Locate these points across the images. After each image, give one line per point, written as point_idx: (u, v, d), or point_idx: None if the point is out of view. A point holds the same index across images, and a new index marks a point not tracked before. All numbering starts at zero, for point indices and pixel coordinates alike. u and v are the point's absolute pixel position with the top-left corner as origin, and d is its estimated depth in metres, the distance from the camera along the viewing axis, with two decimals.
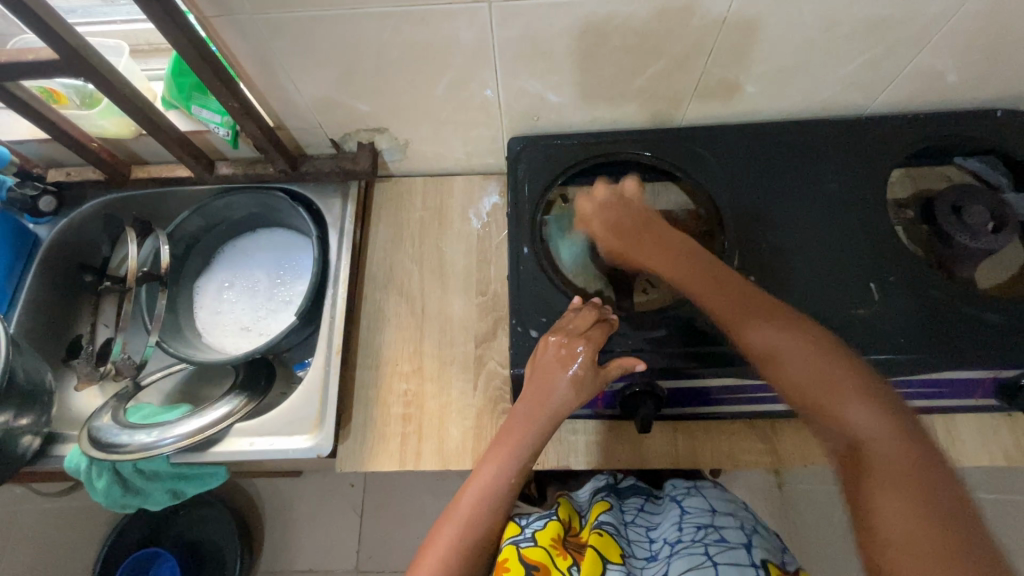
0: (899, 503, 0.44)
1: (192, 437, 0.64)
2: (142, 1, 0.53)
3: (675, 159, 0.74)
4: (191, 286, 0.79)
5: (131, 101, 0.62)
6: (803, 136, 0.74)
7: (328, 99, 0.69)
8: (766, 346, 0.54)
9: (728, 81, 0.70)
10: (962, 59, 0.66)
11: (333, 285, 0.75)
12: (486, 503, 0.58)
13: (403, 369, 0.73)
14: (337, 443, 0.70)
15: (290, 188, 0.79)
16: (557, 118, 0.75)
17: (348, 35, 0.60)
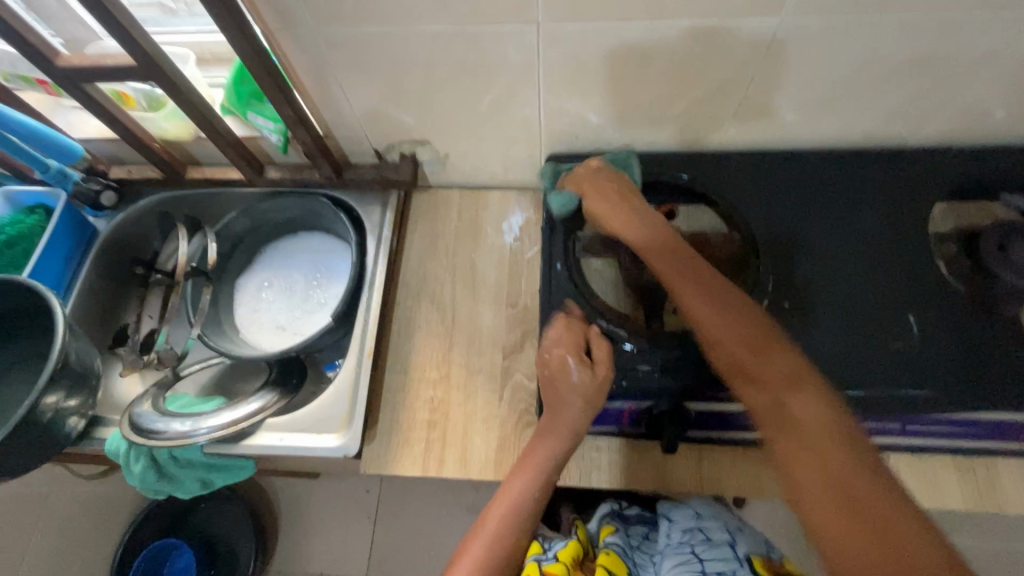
0: (821, 484, 0.45)
1: (227, 429, 0.65)
2: (215, 16, 0.55)
3: (713, 182, 0.71)
4: (234, 282, 0.82)
5: (194, 105, 0.65)
6: (854, 166, 0.70)
7: (376, 110, 0.71)
8: (710, 322, 0.54)
9: (771, 110, 0.67)
10: (1014, 95, 0.63)
11: (367, 289, 0.75)
12: (511, 524, 0.56)
13: (430, 376, 0.72)
14: (363, 443, 0.69)
15: (334, 195, 0.81)
16: (601, 137, 0.73)
17: (402, 50, 0.61)
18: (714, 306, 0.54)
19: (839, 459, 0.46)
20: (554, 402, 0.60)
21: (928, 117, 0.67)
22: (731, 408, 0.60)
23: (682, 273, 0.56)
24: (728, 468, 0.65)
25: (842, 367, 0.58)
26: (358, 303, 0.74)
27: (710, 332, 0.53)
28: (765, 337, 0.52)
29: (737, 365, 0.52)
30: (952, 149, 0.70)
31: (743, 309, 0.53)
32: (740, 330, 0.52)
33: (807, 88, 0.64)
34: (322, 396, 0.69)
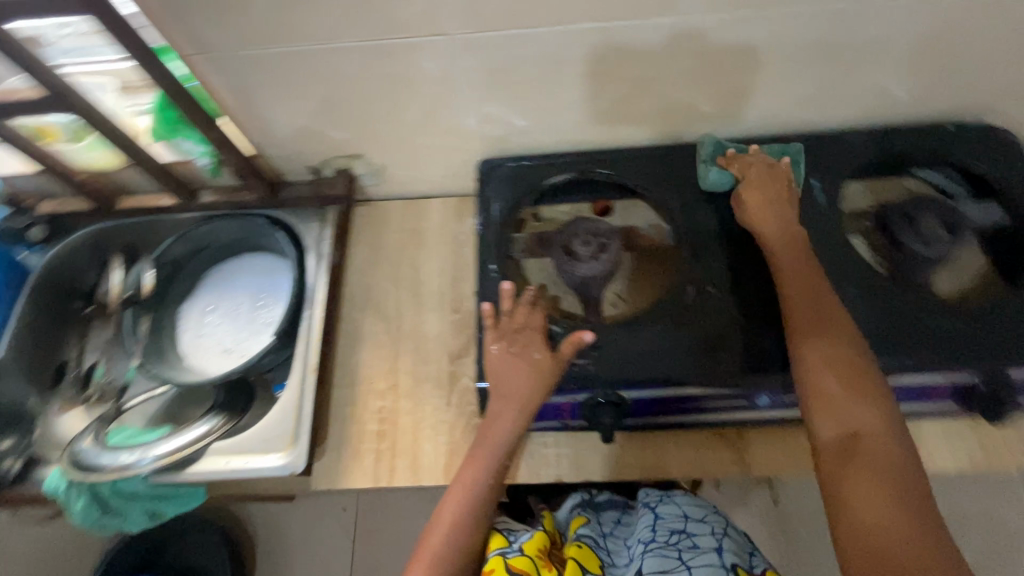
0: (876, 506, 0.43)
1: (170, 457, 0.65)
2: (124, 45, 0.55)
3: (638, 176, 0.73)
4: (175, 307, 0.80)
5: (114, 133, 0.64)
6: (769, 151, 0.73)
7: (304, 128, 0.71)
8: (816, 369, 0.52)
9: (687, 104, 0.70)
10: (907, 77, 0.67)
11: (310, 305, 0.75)
12: (461, 525, 0.56)
13: (378, 387, 0.72)
14: (313, 459, 0.69)
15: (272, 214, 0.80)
16: (529, 141, 0.75)
17: (320, 68, 0.62)
18: (830, 357, 0.52)
19: (915, 520, 0.42)
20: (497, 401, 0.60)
21: (836, 100, 0.70)
22: (665, 394, 0.62)
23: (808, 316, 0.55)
24: (670, 451, 0.67)
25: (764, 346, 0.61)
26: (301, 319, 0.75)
27: (819, 380, 0.51)
28: (861, 376, 0.51)
29: (837, 410, 0.49)
30: (864, 130, 0.74)
31: (858, 372, 0.51)
32: (843, 357, 0.52)
33: (716, 81, 0.66)
34: (267, 415, 0.69)
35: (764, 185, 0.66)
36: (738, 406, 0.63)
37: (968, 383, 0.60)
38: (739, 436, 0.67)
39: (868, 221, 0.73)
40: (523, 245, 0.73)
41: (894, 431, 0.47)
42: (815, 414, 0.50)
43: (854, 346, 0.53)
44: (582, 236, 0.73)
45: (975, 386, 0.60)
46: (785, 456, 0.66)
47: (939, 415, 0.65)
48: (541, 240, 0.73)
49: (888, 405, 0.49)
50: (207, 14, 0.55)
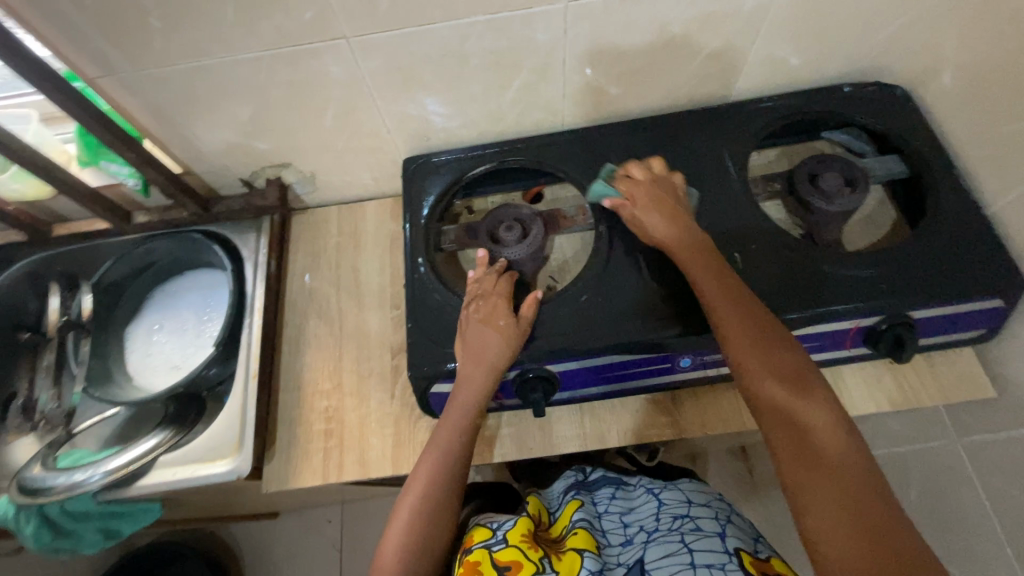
0: (822, 498, 0.49)
1: (119, 472, 0.66)
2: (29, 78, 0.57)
3: (558, 159, 0.76)
4: (122, 329, 0.83)
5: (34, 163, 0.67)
6: (677, 124, 0.77)
7: (228, 143, 0.74)
8: (755, 361, 0.56)
9: (595, 87, 0.73)
10: (798, 46, 0.71)
11: (248, 315, 0.76)
12: (433, 495, 0.59)
13: (322, 387, 0.74)
14: (263, 459, 0.71)
15: (206, 229, 0.82)
16: (448, 137, 0.78)
17: (227, 81, 0.65)
18: (788, 376, 0.55)
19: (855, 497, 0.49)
20: (467, 365, 0.63)
21: (730, 74, 0.74)
22: (598, 363, 0.66)
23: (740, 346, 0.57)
24: (603, 418, 0.72)
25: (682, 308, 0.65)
26: (240, 331, 0.76)
27: (782, 395, 0.54)
28: (801, 370, 0.55)
29: (788, 409, 0.53)
30: (764, 100, 0.78)
31: (794, 376, 0.55)
32: (775, 354, 0.56)
33: (616, 61, 0.69)
34: (214, 425, 0.71)
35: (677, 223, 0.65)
36: (665, 368, 0.68)
37: (874, 325, 0.65)
38: (671, 402, 0.72)
39: (779, 181, 0.74)
40: (452, 237, 0.75)
41: (832, 417, 0.53)
42: (772, 417, 0.54)
43: (782, 340, 0.57)
44: (507, 222, 0.72)
45: (881, 327, 0.65)
46: (717, 419, 0.71)
47: (849, 356, 0.71)
48: (468, 230, 0.74)
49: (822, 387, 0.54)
50: (106, 38, 0.58)
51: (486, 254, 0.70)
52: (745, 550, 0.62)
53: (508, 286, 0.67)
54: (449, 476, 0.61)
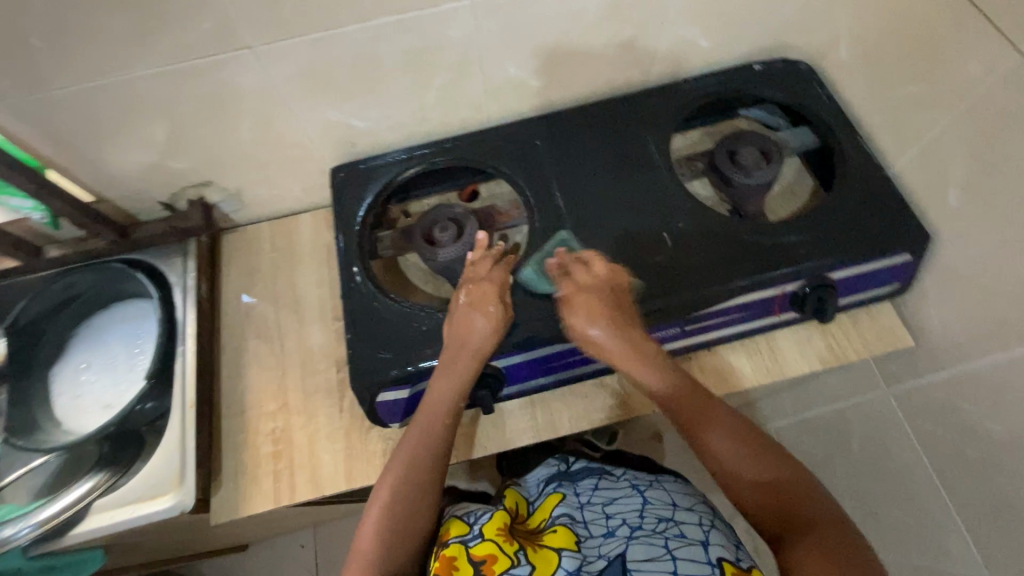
0: (817, 565, 0.49)
1: (46, 525, 0.65)
2: (137, 79, 0.60)
3: (669, 110, 0.79)
4: (46, 373, 0.77)
5: (120, 175, 0.72)
6: (791, 69, 0.80)
7: (232, 86, 0.64)
8: (713, 433, 0.58)
9: (685, 41, 0.76)
10: (860, 25, 0.74)
11: (181, 342, 0.74)
12: (397, 514, 0.58)
13: (268, 409, 0.73)
14: (209, 494, 0.69)
15: (129, 258, 0.78)
16: (529, 104, 0.79)
17: (132, 100, 0.63)
18: (743, 447, 0.57)
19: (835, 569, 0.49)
20: (463, 334, 0.62)
21: (723, 30, 0.76)
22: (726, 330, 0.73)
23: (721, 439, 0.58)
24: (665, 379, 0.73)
25: (731, 269, 0.67)
26: (172, 359, 0.74)
27: (767, 481, 0.56)
28: (748, 429, 0.58)
29: (749, 477, 0.56)
30: (754, 66, 0.80)
31: (764, 442, 0.58)
32: (737, 427, 0.58)
33: (721, 19, 0.74)
34: (152, 460, 0.69)
35: (621, 314, 0.61)
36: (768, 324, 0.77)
37: None
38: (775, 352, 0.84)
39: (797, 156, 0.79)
40: (388, 244, 0.75)
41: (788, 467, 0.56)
42: (744, 493, 0.56)
43: (755, 433, 0.58)
44: (441, 222, 0.73)
45: None
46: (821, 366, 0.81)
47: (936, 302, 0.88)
48: (404, 235, 0.75)
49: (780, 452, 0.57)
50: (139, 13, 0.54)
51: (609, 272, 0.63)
52: (727, 560, 0.56)
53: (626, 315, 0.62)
54: (437, 452, 0.61)
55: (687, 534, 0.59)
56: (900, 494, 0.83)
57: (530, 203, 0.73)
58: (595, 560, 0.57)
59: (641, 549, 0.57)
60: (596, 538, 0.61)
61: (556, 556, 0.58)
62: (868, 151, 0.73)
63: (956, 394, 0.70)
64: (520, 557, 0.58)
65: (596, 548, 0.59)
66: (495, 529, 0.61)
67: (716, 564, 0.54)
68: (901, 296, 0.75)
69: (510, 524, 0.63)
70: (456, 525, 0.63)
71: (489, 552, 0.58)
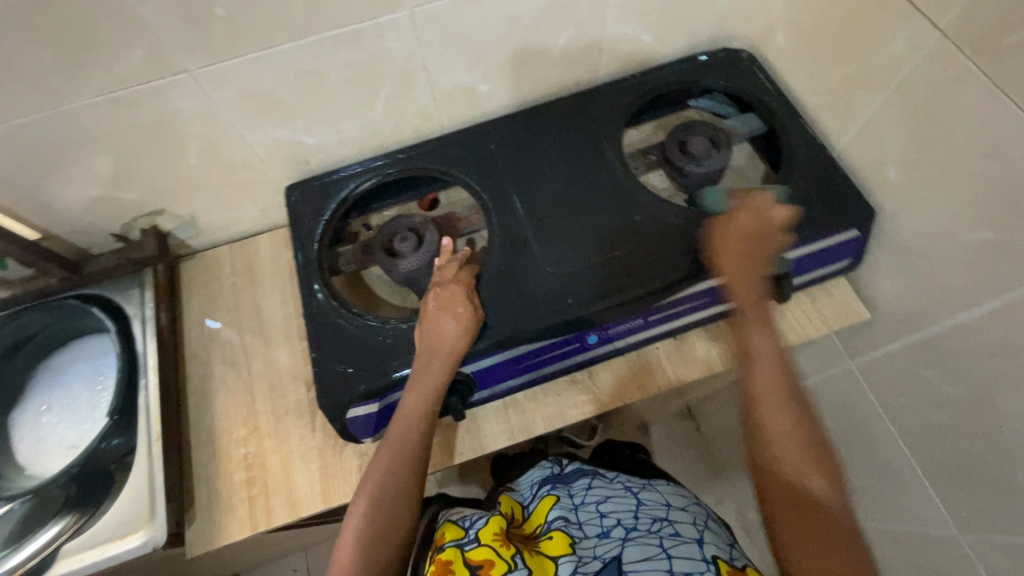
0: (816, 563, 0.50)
1: (14, 574, 0.63)
2: (72, 112, 0.59)
3: (620, 106, 0.80)
4: (6, 419, 0.76)
5: (66, 208, 0.70)
6: (733, 58, 0.82)
7: (173, 111, 0.63)
8: (771, 398, 0.59)
9: (628, 37, 0.77)
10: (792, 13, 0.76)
11: (144, 374, 0.73)
12: (375, 527, 0.57)
13: (239, 434, 0.72)
14: (183, 527, 0.68)
15: (84, 293, 0.76)
16: (480, 109, 0.80)
17: (70, 132, 0.61)
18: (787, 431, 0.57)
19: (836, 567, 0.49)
20: (434, 339, 0.63)
21: (662, 24, 0.77)
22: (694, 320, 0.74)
23: (773, 382, 0.60)
24: (638, 371, 0.74)
25: (684, 255, 0.68)
26: (135, 392, 0.72)
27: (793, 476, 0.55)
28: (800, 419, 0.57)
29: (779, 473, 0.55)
30: (698, 56, 0.82)
31: (825, 450, 0.56)
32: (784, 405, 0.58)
33: (661, 15, 0.76)
34: (120, 498, 0.67)
35: (744, 247, 0.66)
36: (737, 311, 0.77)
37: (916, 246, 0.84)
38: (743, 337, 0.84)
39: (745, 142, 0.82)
40: (349, 258, 0.75)
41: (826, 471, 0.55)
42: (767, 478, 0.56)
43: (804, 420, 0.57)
44: (401, 233, 0.72)
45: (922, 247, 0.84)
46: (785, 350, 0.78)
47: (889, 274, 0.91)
48: (364, 247, 0.74)
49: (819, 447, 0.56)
50: (67, 45, 0.53)
51: (786, 213, 0.67)
52: (721, 557, 0.58)
53: (776, 250, 0.67)
54: (414, 461, 0.61)
55: (682, 533, 0.60)
56: (869, 461, 0.86)
57: (489, 206, 0.74)
58: (591, 562, 0.57)
59: (637, 549, 0.57)
60: (591, 539, 0.60)
61: (554, 562, 0.57)
62: (812, 133, 0.76)
63: (914, 360, 0.71)
64: (518, 561, 0.56)
65: (592, 549, 0.58)
66: (490, 534, 0.60)
67: (711, 563, 0.56)
68: (855, 271, 0.77)
69: (506, 528, 0.63)
70: (451, 530, 0.63)
71: (486, 557, 0.57)
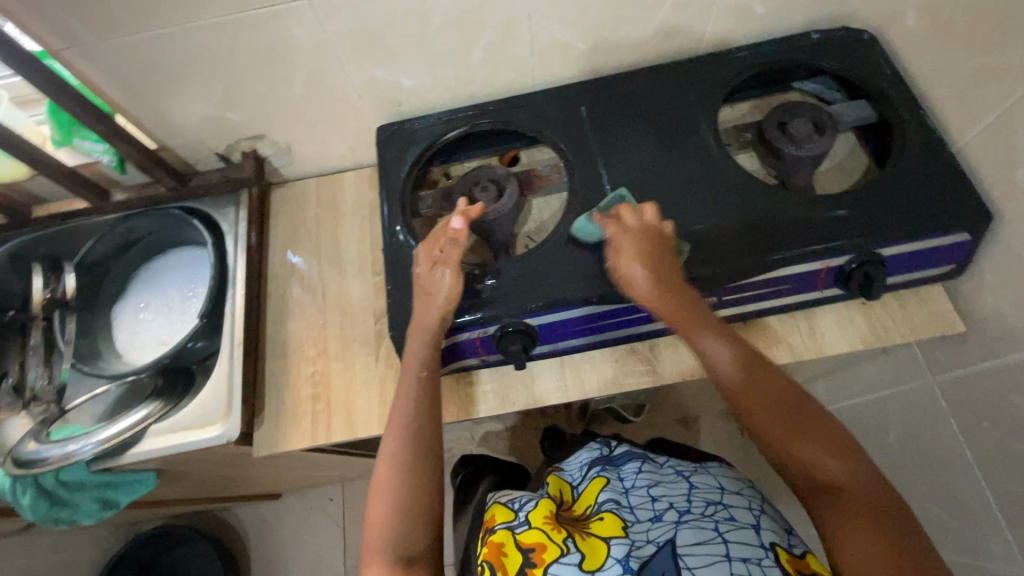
0: (865, 545, 0.49)
1: (109, 442, 0.69)
2: (199, 30, 0.63)
3: (719, 78, 0.77)
4: (110, 311, 0.84)
5: (180, 123, 0.76)
6: (851, 39, 0.77)
7: (286, 39, 0.66)
8: (770, 419, 0.57)
9: (740, 6, 0.73)
10: None
11: (231, 286, 0.78)
12: (398, 479, 0.59)
13: (308, 353, 0.77)
14: (253, 428, 0.73)
15: (187, 206, 0.83)
16: (574, 69, 0.79)
17: (194, 48, 0.65)
18: (799, 429, 0.56)
19: (883, 544, 0.49)
20: (434, 290, 0.64)
21: None
22: (754, 307, 0.70)
23: (773, 413, 0.58)
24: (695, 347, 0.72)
25: (757, 236, 0.66)
26: (223, 301, 0.78)
27: (822, 473, 0.54)
28: (807, 419, 0.57)
29: (811, 464, 0.55)
30: (812, 34, 0.77)
31: (842, 437, 0.56)
32: (797, 424, 0.57)
33: None
34: (202, 393, 0.73)
35: (639, 247, 0.62)
36: (815, 301, 0.71)
37: None
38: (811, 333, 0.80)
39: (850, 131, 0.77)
40: (429, 202, 0.77)
41: (852, 458, 0.54)
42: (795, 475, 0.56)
43: (812, 415, 0.57)
44: (482, 183, 0.74)
45: None
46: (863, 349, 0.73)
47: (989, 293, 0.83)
48: (444, 194, 0.76)
49: (833, 432, 0.56)
50: None
51: (654, 212, 0.64)
52: (780, 545, 0.56)
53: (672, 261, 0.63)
54: (426, 406, 0.63)
55: (738, 518, 0.58)
56: (932, 484, 0.81)
57: (572, 168, 0.74)
58: (644, 545, 0.56)
59: (691, 533, 0.56)
60: (643, 523, 0.59)
61: (605, 544, 0.56)
62: (929, 125, 0.70)
63: (1008, 384, 0.66)
64: (570, 544, 0.57)
65: (645, 533, 0.57)
66: (541, 516, 0.61)
67: (769, 549, 0.55)
68: (955, 281, 0.72)
69: (555, 511, 0.63)
70: (501, 512, 0.65)
71: (538, 541, 0.57)
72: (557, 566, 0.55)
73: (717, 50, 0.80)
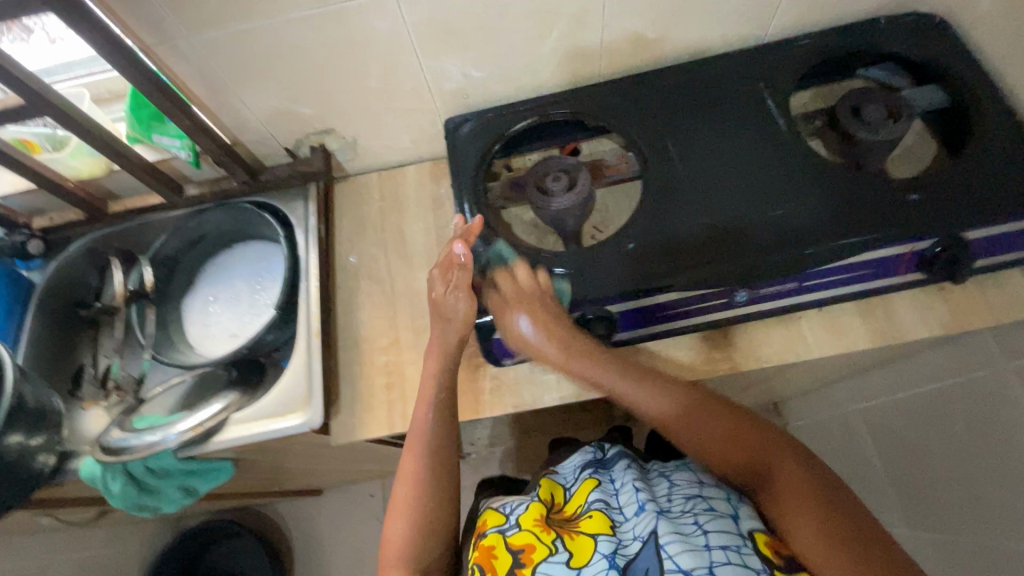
0: (808, 538, 0.51)
1: (193, 431, 0.70)
2: (287, 24, 0.65)
3: (786, 66, 0.77)
4: (180, 304, 0.86)
5: (256, 117, 0.77)
6: (921, 25, 0.76)
7: (368, 32, 0.67)
8: (695, 440, 0.61)
9: None
10: None
11: (304, 278, 0.80)
12: (411, 500, 0.62)
13: (380, 343, 0.78)
14: (330, 417, 0.74)
15: (256, 200, 0.85)
16: (640, 59, 0.79)
17: (279, 42, 0.67)
18: (719, 442, 0.60)
19: (823, 535, 0.50)
20: (447, 311, 0.69)
21: None
22: (822, 293, 0.70)
23: (696, 436, 0.61)
24: (766, 332, 0.72)
25: (835, 220, 0.66)
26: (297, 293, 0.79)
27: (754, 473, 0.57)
28: (731, 428, 0.60)
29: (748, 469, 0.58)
30: (880, 20, 0.77)
31: (762, 433, 0.59)
32: (718, 437, 0.60)
33: None
34: (282, 382, 0.74)
35: (513, 305, 0.68)
36: (887, 286, 0.71)
37: None
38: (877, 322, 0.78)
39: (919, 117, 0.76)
40: (498, 193, 0.77)
41: (787, 454, 0.57)
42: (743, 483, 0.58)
43: (732, 423, 0.60)
44: (553, 173, 0.74)
45: None
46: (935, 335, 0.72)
47: None
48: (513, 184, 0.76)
49: (756, 434, 0.59)
50: None
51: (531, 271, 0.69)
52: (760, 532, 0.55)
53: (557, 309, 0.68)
54: (443, 427, 0.66)
55: (717, 508, 0.56)
56: None
57: (645, 157, 0.74)
58: (631, 543, 0.55)
59: (675, 526, 0.54)
60: (632, 521, 0.58)
61: (593, 541, 0.56)
62: (1006, 109, 0.70)
63: None
64: (559, 544, 0.57)
65: (632, 531, 0.56)
66: (531, 518, 0.60)
67: (748, 537, 0.53)
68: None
69: (547, 514, 0.61)
70: (493, 517, 0.63)
71: (527, 542, 0.57)
72: (546, 565, 0.55)
73: (784, 38, 0.80)
